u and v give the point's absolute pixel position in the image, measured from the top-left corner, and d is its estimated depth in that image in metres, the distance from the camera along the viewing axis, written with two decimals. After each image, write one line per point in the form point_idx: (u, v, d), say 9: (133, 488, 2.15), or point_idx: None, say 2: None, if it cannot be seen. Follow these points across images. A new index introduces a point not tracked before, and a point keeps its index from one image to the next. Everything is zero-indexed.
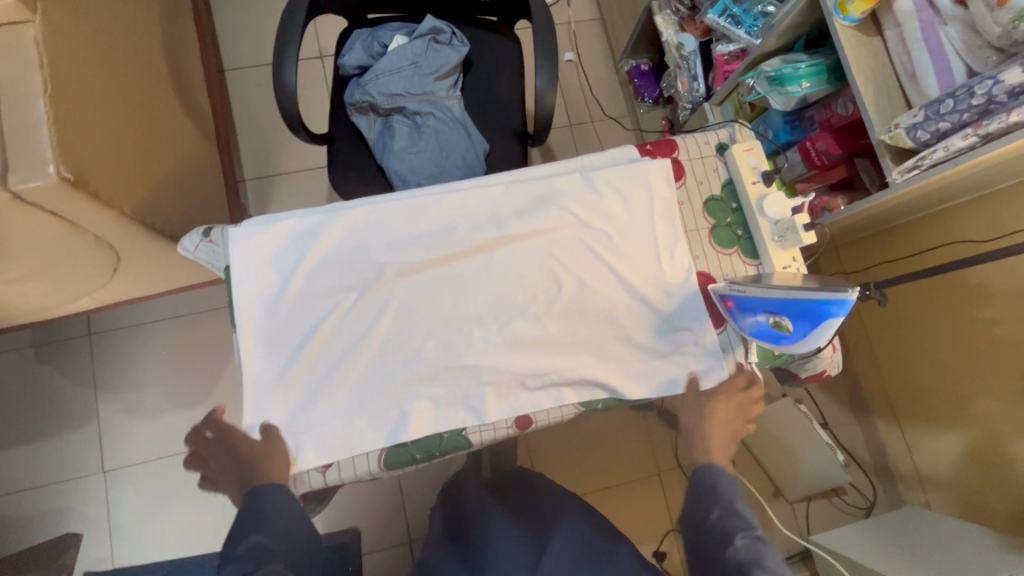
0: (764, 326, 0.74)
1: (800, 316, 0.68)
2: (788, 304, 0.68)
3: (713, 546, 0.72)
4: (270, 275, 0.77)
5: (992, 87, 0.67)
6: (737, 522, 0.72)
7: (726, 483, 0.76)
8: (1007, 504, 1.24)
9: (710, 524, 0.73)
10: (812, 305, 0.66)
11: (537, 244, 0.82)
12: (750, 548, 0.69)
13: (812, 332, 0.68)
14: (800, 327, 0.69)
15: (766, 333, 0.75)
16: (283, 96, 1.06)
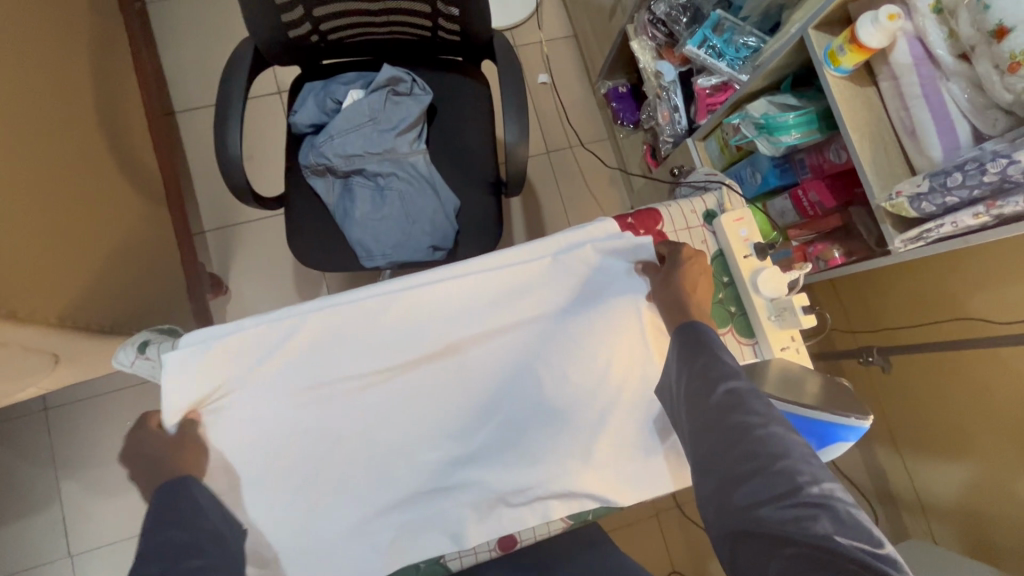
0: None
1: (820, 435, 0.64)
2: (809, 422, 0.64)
3: (697, 380, 0.64)
4: (211, 400, 0.68)
5: (1007, 167, 0.60)
6: (724, 369, 0.63)
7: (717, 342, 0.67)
8: (1011, 542, 1.21)
9: (695, 370, 0.65)
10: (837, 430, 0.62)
11: (513, 339, 0.74)
12: (735, 388, 0.60)
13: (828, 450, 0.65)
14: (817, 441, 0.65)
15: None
16: (228, 166, 0.96)
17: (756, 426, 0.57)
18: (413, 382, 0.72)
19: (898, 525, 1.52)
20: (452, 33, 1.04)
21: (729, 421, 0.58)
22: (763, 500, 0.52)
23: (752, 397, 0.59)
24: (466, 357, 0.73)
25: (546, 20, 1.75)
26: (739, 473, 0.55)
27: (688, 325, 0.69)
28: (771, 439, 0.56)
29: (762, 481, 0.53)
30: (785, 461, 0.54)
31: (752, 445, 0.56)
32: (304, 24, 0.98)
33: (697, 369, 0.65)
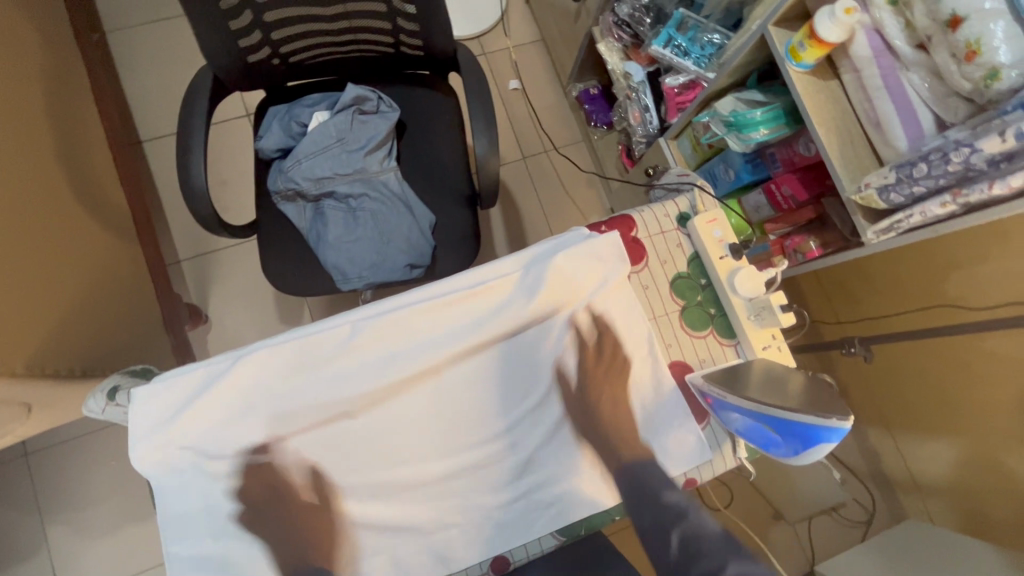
0: (751, 428, 0.67)
1: (798, 439, 0.61)
2: (786, 427, 0.61)
3: (649, 516, 0.68)
4: (186, 441, 0.66)
5: (970, 156, 0.60)
6: (673, 510, 0.67)
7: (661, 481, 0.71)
8: (1005, 516, 1.22)
9: (650, 511, 0.69)
10: (814, 435, 0.59)
11: (492, 356, 0.73)
12: (688, 538, 0.64)
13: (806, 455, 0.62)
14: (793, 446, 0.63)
15: (751, 433, 0.68)
16: (193, 198, 0.94)
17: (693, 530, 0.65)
18: (393, 408, 0.71)
19: (895, 506, 1.53)
20: (416, 48, 1.03)
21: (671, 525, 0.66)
22: None
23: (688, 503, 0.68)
24: (446, 378, 0.72)
25: (513, 26, 1.74)
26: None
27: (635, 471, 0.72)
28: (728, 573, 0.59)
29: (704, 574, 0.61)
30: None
31: (691, 545, 0.64)
32: (263, 47, 0.97)
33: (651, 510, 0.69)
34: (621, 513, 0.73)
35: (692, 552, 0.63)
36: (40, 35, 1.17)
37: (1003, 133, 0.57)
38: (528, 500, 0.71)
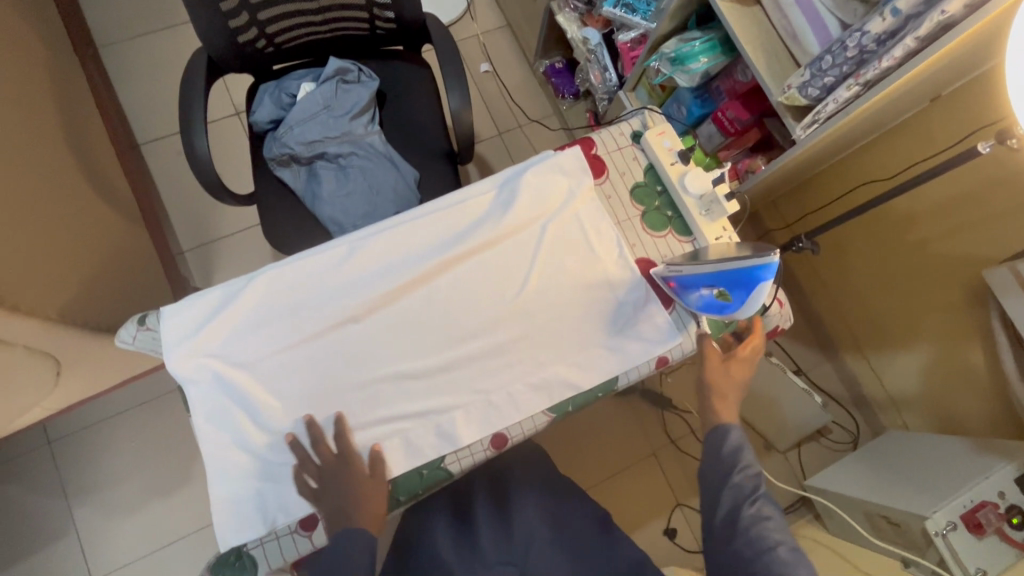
0: (708, 302, 0.77)
1: (738, 291, 0.71)
2: (727, 284, 0.72)
3: (716, 473, 0.77)
4: (215, 347, 0.75)
5: (861, 39, 0.71)
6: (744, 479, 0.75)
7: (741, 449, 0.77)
8: (972, 408, 1.31)
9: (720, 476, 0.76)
10: (746, 281, 0.69)
11: (481, 261, 0.83)
12: (759, 507, 0.72)
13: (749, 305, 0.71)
14: (740, 301, 0.72)
15: (710, 308, 0.78)
16: (197, 164, 1.03)
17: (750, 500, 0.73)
18: (396, 309, 0.80)
19: (876, 425, 1.60)
20: (389, 22, 1.14)
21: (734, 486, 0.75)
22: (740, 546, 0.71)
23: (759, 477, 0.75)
24: (441, 280, 0.82)
25: (479, 14, 1.86)
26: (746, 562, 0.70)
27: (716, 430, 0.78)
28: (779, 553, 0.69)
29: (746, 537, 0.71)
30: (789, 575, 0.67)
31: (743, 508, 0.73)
32: (251, 29, 1.06)
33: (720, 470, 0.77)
34: (605, 389, 0.81)
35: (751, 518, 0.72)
36: (42, 43, 1.27)
37: (881, 14, 0.68)
38: (519, 383, 0.80)
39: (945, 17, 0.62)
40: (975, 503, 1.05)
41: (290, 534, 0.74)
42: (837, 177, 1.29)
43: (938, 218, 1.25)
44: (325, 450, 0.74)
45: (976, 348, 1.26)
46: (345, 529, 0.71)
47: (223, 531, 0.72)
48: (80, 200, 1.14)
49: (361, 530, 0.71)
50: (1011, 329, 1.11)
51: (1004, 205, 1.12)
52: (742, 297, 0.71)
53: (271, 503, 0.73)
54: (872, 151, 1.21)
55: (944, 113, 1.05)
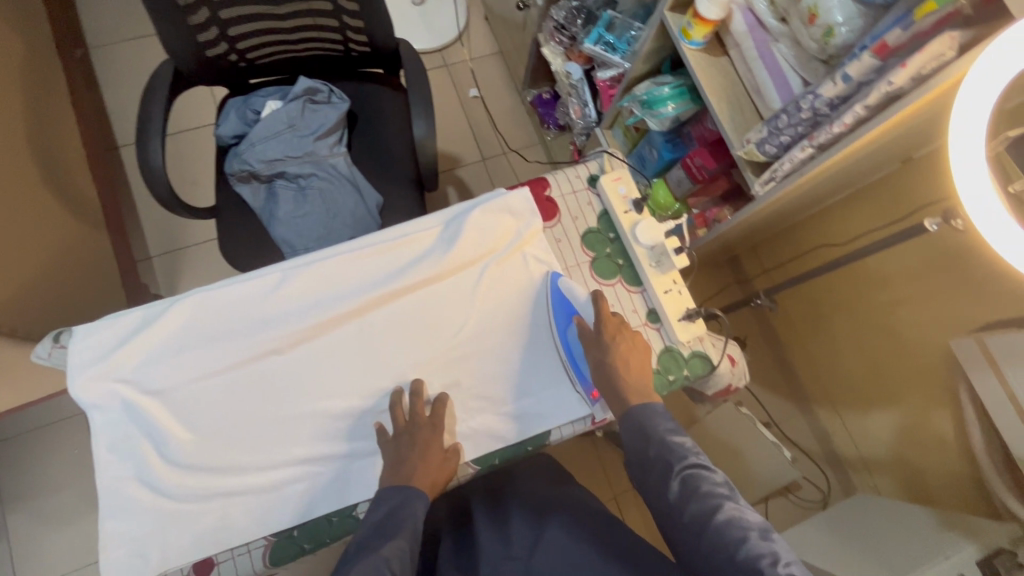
0: (572, 368, 0.79)
1: (562, 312, 0.80)
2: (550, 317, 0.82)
3: (645, 452, 0.69)
4: (126, 372, 0.72)
5: (814, 101, 0.68)
6: (673, 452, 0.67)
7: (659, 420, 0.70)
8: (940, 479, 1.26)
9: (646, 458, 0.69)
10: (552, 297, 0.81)
11: (418, 300, 0.80)
12: (685, 476, 0.66)
13: (578, 305, 0.79)
14: (573, 313, 0.80)
15: (583, 374, 0.78)
16: (151, 176, 1.01)
17: (681, 467, 0.66)
18: (323, 345, 0.77)
19: (848, 484, 1.54)
20: (363, 45, 1.13)
21: (657, 453, 0.68)
22: (682, 509, 0.63)
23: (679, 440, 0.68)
24: (372, 317, 0.79)
25: (472, 40, 1.87)
26: (697, 542, 0.62)
27: (627, 416, 0.71)
28: (731, 524, 0.60)
29: (688, 504, 0.63)
30: (746, 546, 0.58)
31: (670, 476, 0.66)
32: (220, 43, 1.05)
33: (642, 455, 0.69)
34: (535, 443, 0.78)
35: (691, 492, 0.64)
36: (20, 43, 1.27)
37: (833, 78, 0.66)
38: (448, 430, 0.76)
39: (892, 88, 0.59)
40: None
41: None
42: (804, 234, 1.28)
43: (910, 280, 1.22)
44: (400, 413, 0.74)
45: (946, 417, 1.21)
46: (395, 486, 0.69)
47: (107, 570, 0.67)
48: (33, 202, 1.12)
49: (418, 492, 0.69)
50: (979, 404, 1.07)
51: (974, 277, 1.07)
52: (574, 309, 0.80)
53: (166, 542, 0.69)
54: (834, 214, 1.19)
55: (914, 176, 1.00)
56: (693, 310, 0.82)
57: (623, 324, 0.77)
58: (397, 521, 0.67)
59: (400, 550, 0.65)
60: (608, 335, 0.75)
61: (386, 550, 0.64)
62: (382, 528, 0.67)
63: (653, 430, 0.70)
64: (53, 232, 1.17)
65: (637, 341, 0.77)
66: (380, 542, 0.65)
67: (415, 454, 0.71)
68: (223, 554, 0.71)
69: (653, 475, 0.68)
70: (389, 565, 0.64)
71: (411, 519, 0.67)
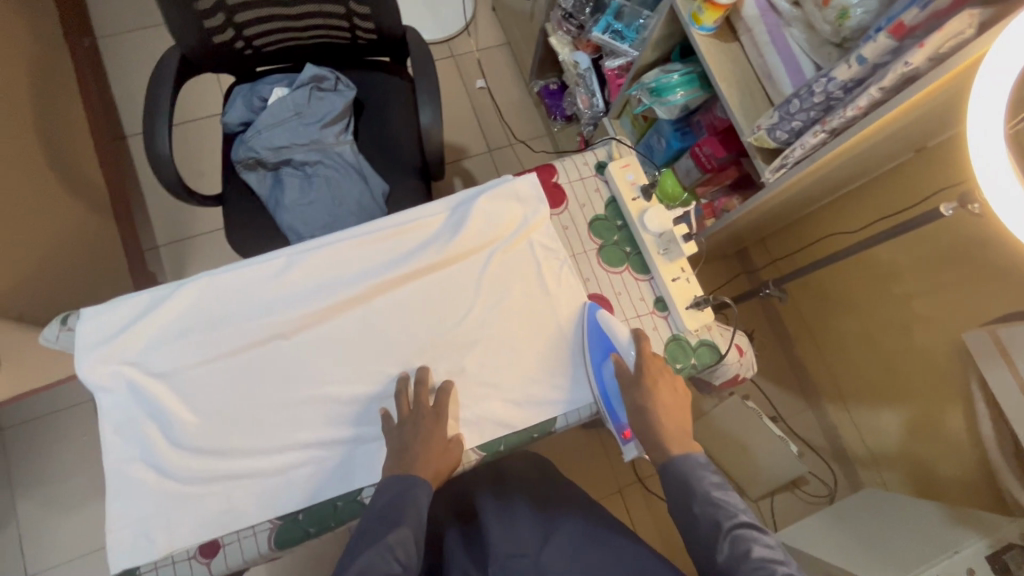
0: (609, 411, 0.77)
1: (600, 351, 0.79)
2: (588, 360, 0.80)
3: (693, 514, 0.68)
4: (133, 354, 0.72)
5: (827, 85, 0.67)
6: (720, 510, 0.67)
7: (705, 479, 0.70)
8: (951, 474, 1.24)
9: (691, 516, 0.68)
10: (590, 335, 0.79)
11: (424, 285, 0.80)
12: (734, 539, 0.64)
13: (617, 342, 0.77)
14: (611, 351, 0.78)
15: (620, 417, 0.77)
16: (158, 163, 1.01)
17: (731, 529, 0.65)
18: (329, 329, 0.77)
19: (855, 479, 1.53)
20: (369, 33, 1.12)
21: (705, 519, 0.67)
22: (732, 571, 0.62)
23: (728, 500, 0.68)
24: (377, 302, 0.79)
25: (479, 31, 1.85)
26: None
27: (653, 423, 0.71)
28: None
29: (739, 568, 0.62)
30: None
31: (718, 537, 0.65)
32: (227, 30, 1.05)
33: (688, 513, 0.68)
34: (540, 430, 0.78)
35: (740, 554, 0.63)
36: (29, 31, 1.27)
37: (847, 60, 0.64)
38: (452, 416, 0.76)
39: (909, 69, 0.58)
40: None
41: (187, 560, 0.69)
42: (814, 224, 1.27)
43: (921, 272, 1.20)
44: (407, 398, 0.74)
45: (957, 412, 1.19)
46: (398, 474, 0.69)
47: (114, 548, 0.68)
48: (41, 190, 1.13)
49: (421, 481, 0.69)
50: (991, 397, 1.05)
51: (988, 269, 1.05)
52: (611, 347, 0.78)
53: (172, 524, 0.69)
54: (844, 203, 1.18)
55: (929, 165, 0.98)
56: (701, 298, 0.81)
57: (664, 365, 0.75)
58: (400, 509, 0.67)
59: (404, 537, 0.66)
60: (648, 375, 0.73)
61: (390, 537, 0.66)
62: (384, 515, 0.67)
63: (698, 489, 0.69)
64: (61, 220, 1.17)
65: (676, 383, 0.75)
66: (383, 531, 0.66)
67: (418, 443, 0.70)
68: (229, 536, 0.70)
69: (702, 544, 0.67)
70: (393, 552, 0.65)
71: (414, 506, 0.67)
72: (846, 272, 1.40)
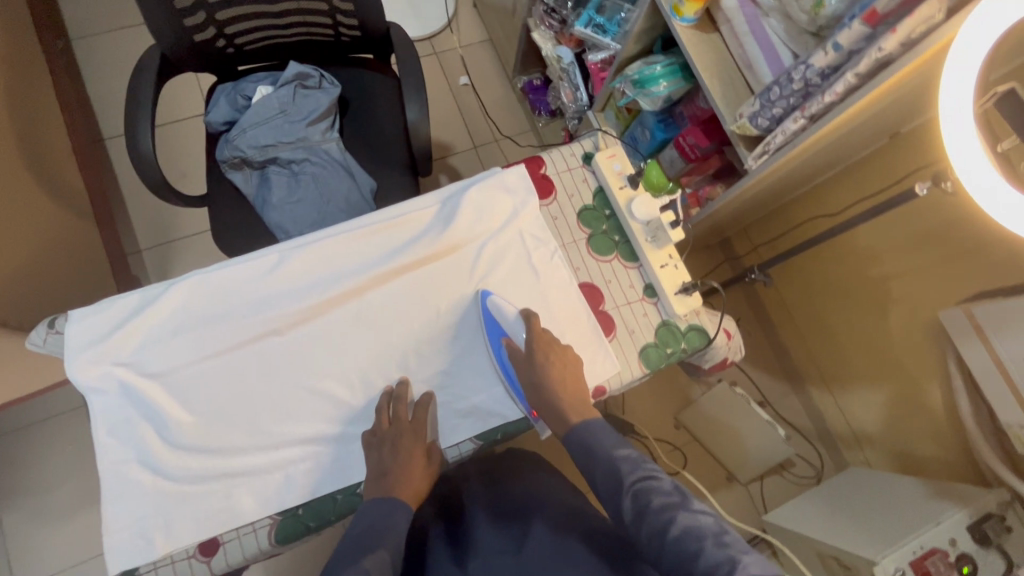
0: (512, 390, 0.77)
1: (493, 335, 0.79)
2: (482, 337, 0.80)
3: (607, 480, 0.67)
4: (127, 354, 0.71)
5: (806, 72, 0.69)
6: (621, 468, 0.67)
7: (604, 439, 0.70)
8: (931, 451, 1.29)
9: (598, 481, 0.68)
10: (483, 318, 0.80)
11: (417, 278, 0.81)
12: (636, 493, 0.64)
13: (506, 325, 0.78)
14: (504, 335, 0.79)
15: (521, 392, 0.77)
16: (141, 162, 1.00)
17: (636, 485, 0.65)
18: (325, 324, 0.77)
19: (840, 460, 1.58)
20: (353, 29, 1.12)
21: (615, 485, 0.66)
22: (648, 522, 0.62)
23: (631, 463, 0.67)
24: (370, 295, 0.79)
25: (462, 27, 1.85)
26: (653, 550, 0.61)
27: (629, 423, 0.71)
28: (685, 532, 0.60)
29: (653, 516, 0.62)
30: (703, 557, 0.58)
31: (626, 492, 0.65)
32: (208, 27, 1.04)
33: (595, 479, 0.68)
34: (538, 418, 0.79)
35: (643, 508, 0.63)
36: (1, 31, 1.24)
37: (825, 47, 0.66)
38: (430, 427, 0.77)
39: (882, 54, 0.60)
40: (925, 550, 1.02)
41: (187, 559, 0.68)
42: (796, 210, 1.29)
43: (899, 256, 1.24)
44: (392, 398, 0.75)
45: (935, 388, 1.24)
46: (380, 496, 0.70)
47: (114, 550, 0.67)
48: (21, 193, 1.11)
49: (402, 503, 0.69)
50: (967, 372, 1.09)
51: (962, 248, 1.09)
52: (503, 329, 0.79)
53: (170, 524, 0.69)
54: (828, 186, 1.20)
55: (904, 148, 1.02)
56: (689, 283, 0.83)
57: (553, 340, 0.77)
58: (378, 534, 0.66)
59: (380, 563, 0.63)
60: (539, 349, 0.75)
61: (366, 561, 0.62)
62: (364, 539, 0.65)
63: (609, 465, 0.67)
64: (42, 224, 1.15)
65: (574, 371, 0.76)
66: (360, 554, 0.63)
67: (399, 464, 0.71)
68: (228, 533, 0.70)
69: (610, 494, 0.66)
70: None
71: (394, 531, 0.67)
72: (826, 258, 1.44)
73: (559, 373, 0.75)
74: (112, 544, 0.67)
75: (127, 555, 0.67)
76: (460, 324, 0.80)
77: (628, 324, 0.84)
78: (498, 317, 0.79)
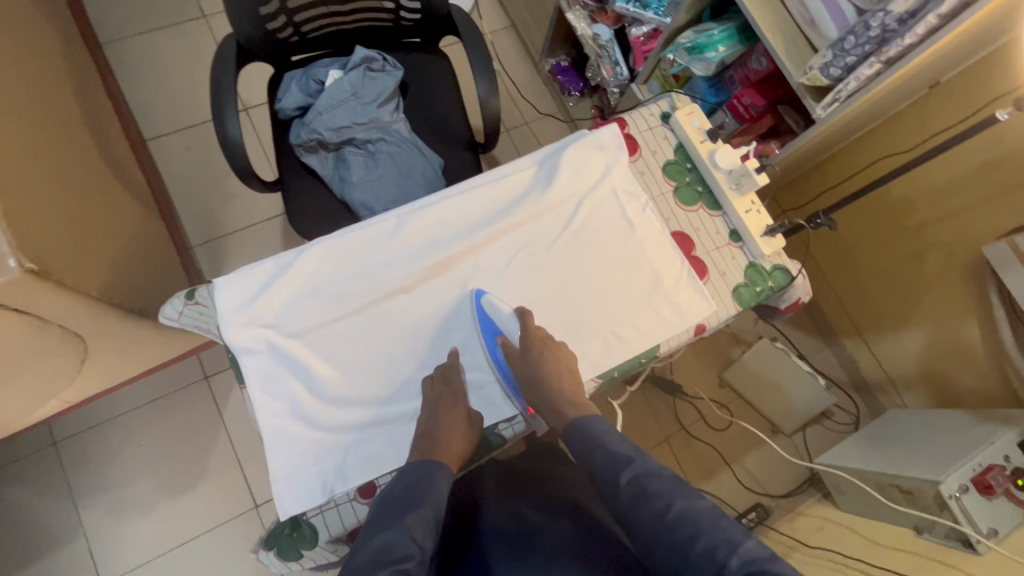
0: (506, 386, 0.79)
1: (488, 333, 0.79)
2: (474, 333, 0.81)
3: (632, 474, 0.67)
4: (271, 316, 0.76)
5: (884, 18, 0.77)
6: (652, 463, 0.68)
7: (603, 430, 0.72)
8: (970, 383, 1.38)
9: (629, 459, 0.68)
10: (477, 318, 0.80)
11: (523, 235, 0.86)
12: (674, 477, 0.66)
13: (502, 324, 0.79)
14: (497, 333, 0.80)
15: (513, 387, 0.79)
16: (229, 147, 1.03)
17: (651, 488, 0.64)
18: (446, 280, 0.82)
19: (875, 406, 1.67)
20: (414, 12, 1.15)
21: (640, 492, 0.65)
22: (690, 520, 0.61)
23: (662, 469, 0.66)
24: (483, 252, 0.84)
25: (485, 15, 1.89)
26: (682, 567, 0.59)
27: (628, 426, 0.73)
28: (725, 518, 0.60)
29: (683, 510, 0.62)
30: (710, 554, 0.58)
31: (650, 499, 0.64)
32: (280, 16, 1.05)
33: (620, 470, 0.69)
34: (649, 356, 0.84)
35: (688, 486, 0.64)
36: (56, 32, 1.25)
37: None
38: None
39: None
40: (984, 467, 1.11)
41: (349, 502, 0.73)
42: (839, 164, 1.37)
43: (935, 203, 1.32)
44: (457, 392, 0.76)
45: (973, 324, 1.33)
46: (421, 458, 0.70)
47: (285, 496, 0.72)
48: (105, 189, 1.13)
49: (441, 465, 0.70)
50: (1008, 301, 1.18)
51: (1001, 186, 1.19)
52: (498, 327, 0.80)
53: (333, 472, 0.73)
54: (873, 135, 1.28)
55: (954, 90, 1.11)
56: (773, 225, 0.89)
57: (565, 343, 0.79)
58: (424, 490, 0.67)
59: (422, 520, 0.63)
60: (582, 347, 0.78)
61: (409, 519, 0.63)
62: (405, 498, 0.65)
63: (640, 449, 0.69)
64: (124, 215, 1.17)
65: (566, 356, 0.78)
66: (403, 511, 0.64)
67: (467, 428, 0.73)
68: (384, 478, 0.74)
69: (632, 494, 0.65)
70: (412, 533, 0.61)
71: (435, 491, 0.67)
72: (855, 215, 1.52)
73: (562, 358, 0.78)
74: (282, 491, 0.72)
75: (299, 502, 0.71)
76: (453, 329, 0.81)
77: (719, 268, 0.90)
78: (489, 319, 0.79)
